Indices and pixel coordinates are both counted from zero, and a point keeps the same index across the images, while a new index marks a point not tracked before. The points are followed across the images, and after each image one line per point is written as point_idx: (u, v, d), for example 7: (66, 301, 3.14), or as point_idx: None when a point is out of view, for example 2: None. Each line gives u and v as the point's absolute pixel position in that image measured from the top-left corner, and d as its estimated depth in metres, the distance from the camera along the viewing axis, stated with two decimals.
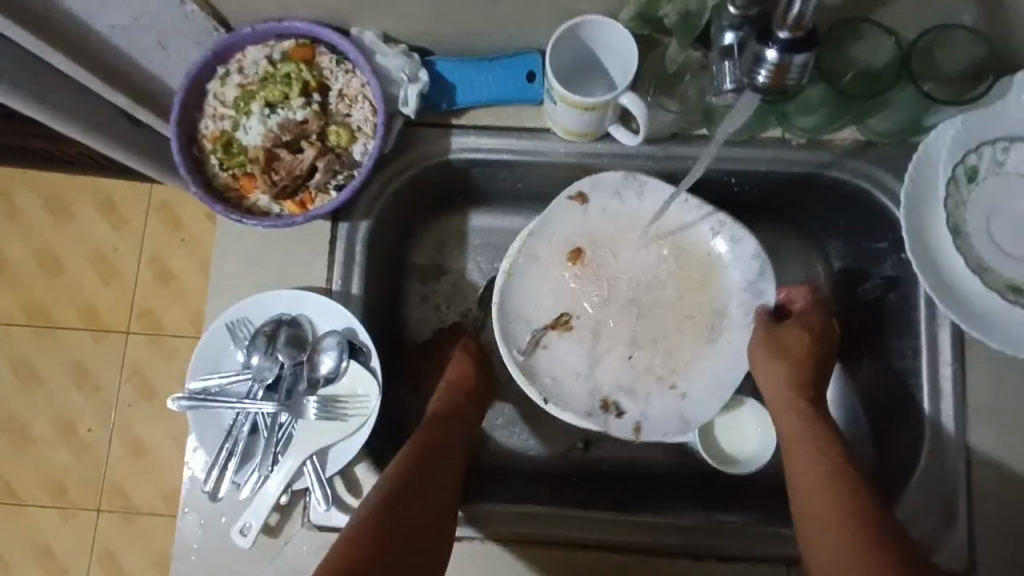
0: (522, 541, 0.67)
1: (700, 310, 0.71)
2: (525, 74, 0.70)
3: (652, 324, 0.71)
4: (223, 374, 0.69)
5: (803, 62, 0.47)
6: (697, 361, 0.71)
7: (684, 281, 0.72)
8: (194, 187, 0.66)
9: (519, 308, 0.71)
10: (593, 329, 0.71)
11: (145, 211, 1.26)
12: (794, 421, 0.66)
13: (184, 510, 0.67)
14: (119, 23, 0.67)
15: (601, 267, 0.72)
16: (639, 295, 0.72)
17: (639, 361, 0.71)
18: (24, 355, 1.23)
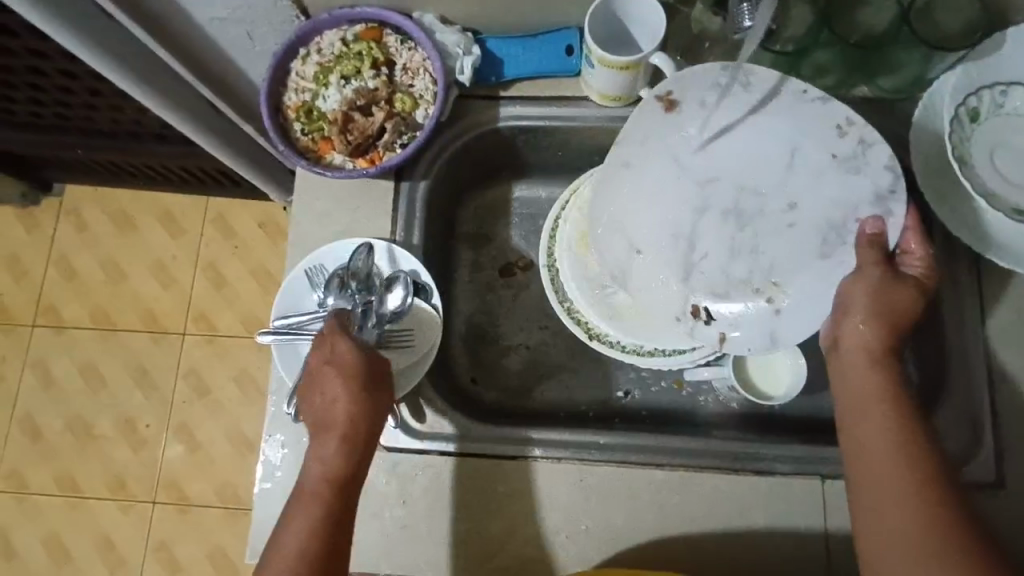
0: (539, 459, 0.74)
1: (811, 219, 0.67)
2: (564, 48, 0.80)
3: (755, 231, 0.67)
4: (301, 313, 0.78)
5: None
6: (801, 270, 0.66)
7: (800, 185, 0.67)
8: (281, 147, 0.76)
9: (612, 219, 0.70)
10: (687, 239, 0.68)
11: (203, 221, 1.46)
12: (867, 386, 0.62)
13: (272, 434, 0.75)
14: (220, 15, 0.79)
15: (706, 168, 0.69)
16: (743, 201, 0.68)
17: (737, 268, 0.67)
18: (91, 358, 1.41)
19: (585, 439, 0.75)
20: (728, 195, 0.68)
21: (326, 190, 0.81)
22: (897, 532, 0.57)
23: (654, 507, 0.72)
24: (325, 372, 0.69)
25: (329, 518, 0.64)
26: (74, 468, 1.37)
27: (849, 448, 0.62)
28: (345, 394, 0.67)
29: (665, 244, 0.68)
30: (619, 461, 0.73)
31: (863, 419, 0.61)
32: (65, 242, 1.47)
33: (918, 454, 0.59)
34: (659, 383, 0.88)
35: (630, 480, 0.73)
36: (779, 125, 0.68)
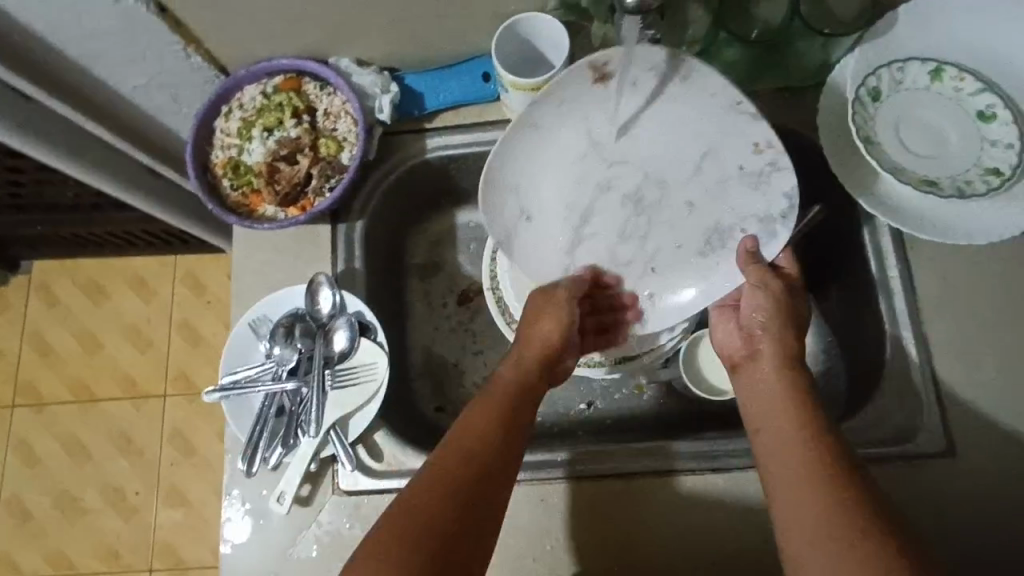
0: (684, 472, 0.72)
1: (704, 223, 0.74)
2: (481, 74, 0.81)
3: (648, 219, 0.75)
4: (249, 366, 0.78)
5: None
6: (679, 266, 0.75)
7: (700, 185, 0.74)
8: (211, 205, 0.77)
9: (525, 180, 0.75)
10: (581, 213, 0.76)
11: (172, 280, 1.46)
12: (775, 400, 0.65)
13: (230, 492, 0.75)
14: (139, 84, 0.79)
15: (615, 150, 0.75)
16: (643, 187, 0.75)
17: (622, 252, 0.76)
18: (71, 431, 1.40)
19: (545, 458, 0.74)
20: (630, 178, 0.75)
21: (265, 241, 0.82)
22: (806, 532, 0.54)
23: (624, 516, 0.71)
24: (545, 325, 0.72)
25: (461, 479, 0.59)
26: (66, 545, 1.35)
27: (765, 461, 0.62)
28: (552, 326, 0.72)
29: (561, 214, 0.76)
30: (592, 478, 0.73)
31: (772, 429, 0.63)
32: (36, 318, 1.46)
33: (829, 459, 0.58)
34: (621, 390, 0.87)
35: (592, 493, 0.72)
36: (690, 114, 0.72)
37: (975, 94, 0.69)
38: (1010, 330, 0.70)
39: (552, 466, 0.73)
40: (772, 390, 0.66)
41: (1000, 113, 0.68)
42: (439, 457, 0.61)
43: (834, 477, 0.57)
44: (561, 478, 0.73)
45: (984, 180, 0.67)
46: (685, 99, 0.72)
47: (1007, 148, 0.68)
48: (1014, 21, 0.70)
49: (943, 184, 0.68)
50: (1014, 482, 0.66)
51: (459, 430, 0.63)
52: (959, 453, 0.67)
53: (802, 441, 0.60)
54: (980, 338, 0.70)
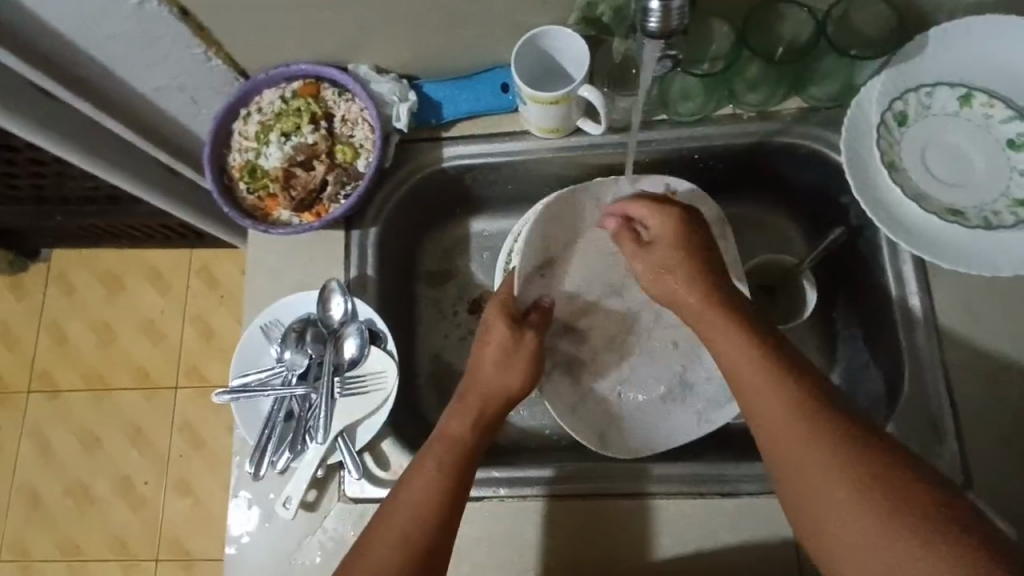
0: (655, 494, 0.71)
1: (673, 372, 0.81)
2: (499, 85, 0.81)
3: (631, 338, 0.81)
4: (260, 369, 0.78)
5: (681, 4, 0.53)
6: (640, 388, 0.81)
7: (684, 332, 0.81)
8: (227, 208, 0.77)
9: (558, 240, 0.78)
10: (582, 305, 0.80)
11: (186, 274, 1.47)
12: (757, 380, 0.61)
13: (237, 494, 0.75)
14: (159, 85, 0.80)
15: (640, 269, 0.80)
16: (639, 310, 0.81)
17: (597, 362, 0.81)
18: (84, 420, 1.41)
19: (556, 472, 0.73)
20: (638, 296, 0.81)
21: (279, 245, 0.82)
22: (840, 529, 0.54)
23: (630, 536, 0.71)
24: (486, 354, 0.72)
25: (438, 499, 0.63)
26: (77, 533, 1.36)
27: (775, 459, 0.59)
28: (497, 341, 0.72)
29: (563, 287, 0.80)
30: (597, 492, 0.72)
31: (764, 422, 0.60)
32: (54, 307, 1.48)
33: (833, 437, 0.57)
34: None
35: (598, 510, 0.72)
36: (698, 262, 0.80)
37: (1006, 121, 0.69)
38: None
39: (519, 482, 0.73)
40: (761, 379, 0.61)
41: None
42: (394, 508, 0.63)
43: (850, 461, 0.56)
44: (538, 495, 0.72)
45: (1011, 212, 0.67)
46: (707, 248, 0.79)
47: None
48: None
49: (969, 215, 0.67)
50: None
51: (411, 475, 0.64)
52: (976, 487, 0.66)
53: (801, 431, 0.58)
54: (1001, 370, 0.68)
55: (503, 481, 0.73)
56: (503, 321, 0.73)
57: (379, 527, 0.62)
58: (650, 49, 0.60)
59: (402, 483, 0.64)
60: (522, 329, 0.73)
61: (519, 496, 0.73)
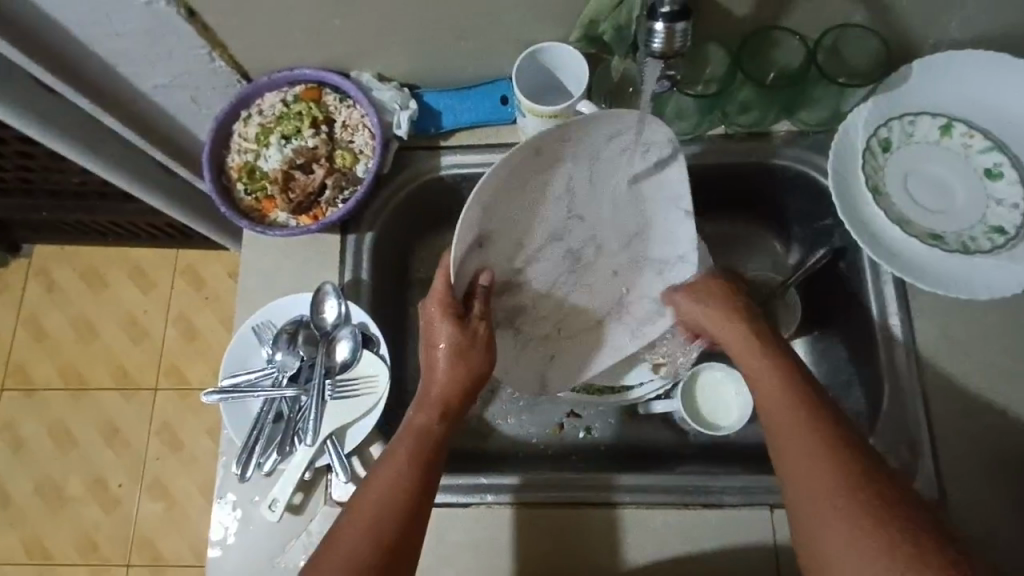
0: (624, 504, 0.72)
1: (619, 292, 0.78)
2: (499, 97, 0.83)
3: (576, 274, 0.76)
4: (250, 370, 0.78)
5: (685, 28, 0.55)
6: (580, 331, 0.79)
7: (621, 259, 0.77)
8: (224, 207, 0.78)
9: (503, 203, 0.68)
10: (524, 257, 0.73)
11: (172, 273, 1.45)
12: (750, 347, 0.69)
13: (222, 495, 0.75)
14: (160, 83, 0.80)
15: (581, 206, 0.72)
16: (581, 249, 0.75)
17: (540, 308, 0.77)
18: (60, 417, 1.39)
19: (522, 480, 0.74)
20: (583, 235, 0.74)
21: (274, 247, 0.83)
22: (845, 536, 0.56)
23: (613, 545, 0.71)
24: (437, 358, 0.68)
25: (405, 500, 0.61)
26: (46, 534, 1.33)
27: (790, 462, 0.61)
28: (448, 340, 0.67)
29: (509, 251, 0.72)
30: (583, 500, 0.73)
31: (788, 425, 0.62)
32: (35, 303, 1.45)
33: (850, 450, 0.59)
34: (617, 415, 0.87)
35: (575, 518, 0.72)
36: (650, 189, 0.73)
37: (983, 151, 0.72)
38: (1009, 383, 0.70)
39: (507, 490, 0.73)
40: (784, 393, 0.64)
41: (1007, 172, 0.71)
42: (357, 501, 0.62)
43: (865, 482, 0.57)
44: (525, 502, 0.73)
45: (989, 238, 0.69)
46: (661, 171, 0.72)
47: (1012, 207, 0.70)
48: None
49: (948, 239, 0.70)
50: (1006, 536, 0.66)
51: (376, 475, 0.63)
52: (951, 504, 0.67)
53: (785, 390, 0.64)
54: (977, 391, 0.70)
55: (490, 488, 0.73)
56: (442, 322, 0.67)
57: (347, 527, 0.60)
58: (652, 68, 0.62)
59: (371, 478, 0.63)
60: (473, 324, 0.69)
61: (507, 503, 0.73)
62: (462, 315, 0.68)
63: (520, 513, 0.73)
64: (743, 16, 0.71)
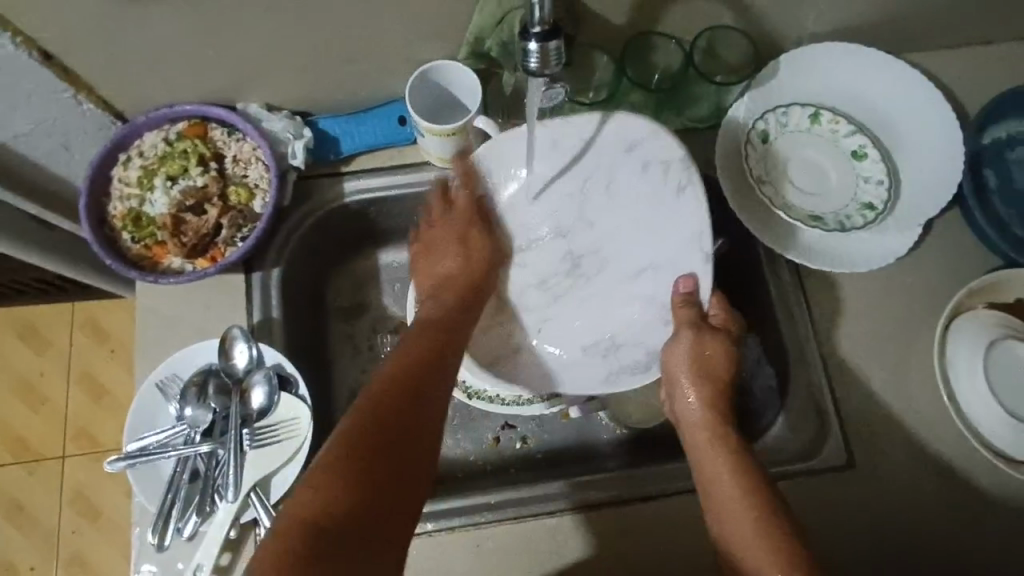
0: (572, 510, 0.73)
1: (612, 330, 0.73)
2: (396, 118, 0.81)
3: (573, 284, 0.74)
4: (159, 429, 0.73)
5: (557, 46, 0.56)
6: (564, 340, 0.74)
7: (627, 286, 0.73)
8: (108, 259, 0.73)
9: (493, 192, 0.73)
10: (524, 242, 0.74)
11: (70, 329, 1.31)
12: (698, 435, 0.68)
13: (139, 569, 0.69)
14: (21, 130, 0.73)
15: (592, 212, 0.73)
16: (574, 252, 0.74)
17: (529, 301, 0.75)
18: None
19: (531, 493, 0.74)
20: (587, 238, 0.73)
21: (173, 294, 0.78)
22: None
23: (558, 553, 0.71)
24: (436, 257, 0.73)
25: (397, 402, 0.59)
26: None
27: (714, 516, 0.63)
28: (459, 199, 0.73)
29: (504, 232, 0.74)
30: (525, 514, 0.73)
31: (712, 479, 0.64)
32: None
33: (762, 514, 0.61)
34: (549, 422, 0.88)
35: (508, 535, 0.72)
36: (645, 205, 0.72)
37: (848, 135, 0.78)
38: (897, 341, 0.76)
39: (445, 515, 0.72)
40: (710, 451, 0.66)
41: (870, 152, 0.77)
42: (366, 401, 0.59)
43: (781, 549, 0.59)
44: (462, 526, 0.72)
45: (862, 215, 0.75)
46: (597, 138, 0.71)
47: (878, 184, 0.76)
48: (869, 69, 0.79)
49: (827, 220, 0.76)
50: (914, 486, 0.71)
51: (394, 356, 0.64)
52: (859, 464, 0.72)
53: (736, 485, 0.63)
54: (872, 355, 0.75)
55: (427, 516, 0.72)
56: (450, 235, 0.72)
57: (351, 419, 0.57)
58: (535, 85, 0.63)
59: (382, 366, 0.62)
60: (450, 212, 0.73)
61: (447, 528, 0.72)
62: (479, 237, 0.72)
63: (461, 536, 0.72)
64: (621, 25, 0.74)
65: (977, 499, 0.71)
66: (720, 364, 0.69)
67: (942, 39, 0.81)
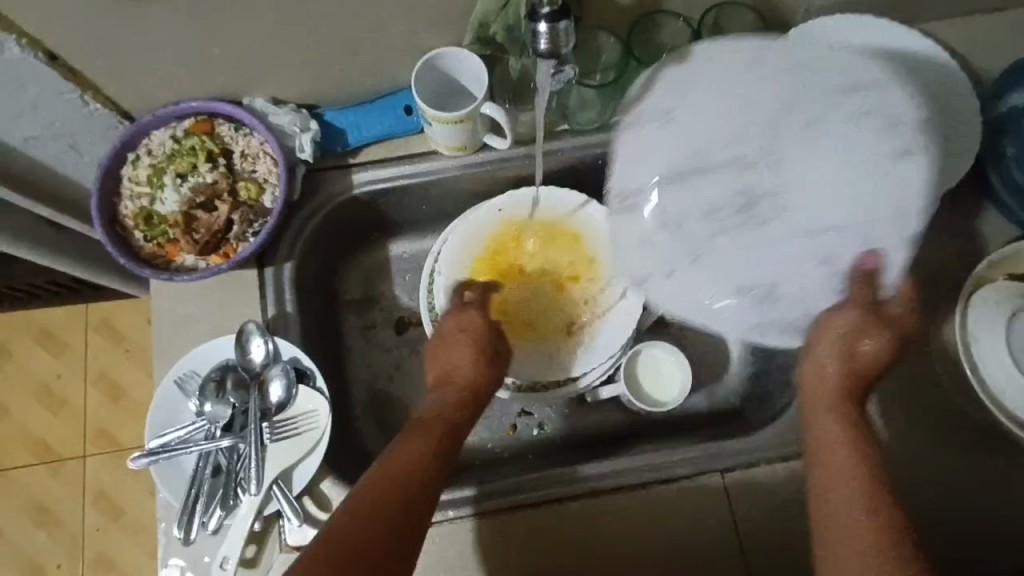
0: (593, 493, 0.73)
1: (814, 264, 0.72)
2: (403, 107, 0.81)
3: (754, 223, 0.73)
4: (179, 426, 0.74)
5: (566, 26, 0.56)
6: (736, 273, 0.74)
7: (812, 245, 0.71)
8: (122, 258, 0.73)
9: (743, 101, 0.72)
10: (703, 167, 0.73)
11: (86, 331, 1.33)
12: (834, 428, 0.66)
13: (167, 563, 0.70)
14: (31, 134, 0.73)
15: (789, 157, 0.72)
16: (752, 188, 0.73)
17: (705, 231, 0.74)
18: None
19: (553, 478, 0.74)
20: (769, 179, 0.72)
21: (187, 292, 0.78)
22: None
23: (581, 536, 0.72)
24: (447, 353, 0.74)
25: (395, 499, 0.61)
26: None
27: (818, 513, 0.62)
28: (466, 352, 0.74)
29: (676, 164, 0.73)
30: (547, 499, 0.73)
31: (846, 468, 0.63)
32: None
33: (876, 504, 0.60)
34: (565, 407, 0.88)
35: (530, 520, 0.72)
36: (852, 164, 0.70)
37: None
38: None
39: (466, 502, 0.73)
40: (835, 433, 0.66)
41: None
42: (366, 493, 0.61)
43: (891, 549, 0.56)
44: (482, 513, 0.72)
45: None
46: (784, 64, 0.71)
47: None
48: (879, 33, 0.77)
49: None
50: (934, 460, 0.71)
51: (399, 445, 0.66)
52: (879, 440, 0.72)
53: (854, 464, 0.63)
54: None
55: (448, 503, 0.73)
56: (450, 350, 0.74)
57: (352, 507, 0.59)
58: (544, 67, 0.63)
59: (384, 455, 0.65)
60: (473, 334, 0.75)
61: (469, 514, 0.73)
62: (491, 350, 0.75)
63: (484, 523, 0.72)
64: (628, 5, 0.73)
65: (996, 471, 0.71)
66: (869, 359, 0.69)
67: (953, 8, 0.80)
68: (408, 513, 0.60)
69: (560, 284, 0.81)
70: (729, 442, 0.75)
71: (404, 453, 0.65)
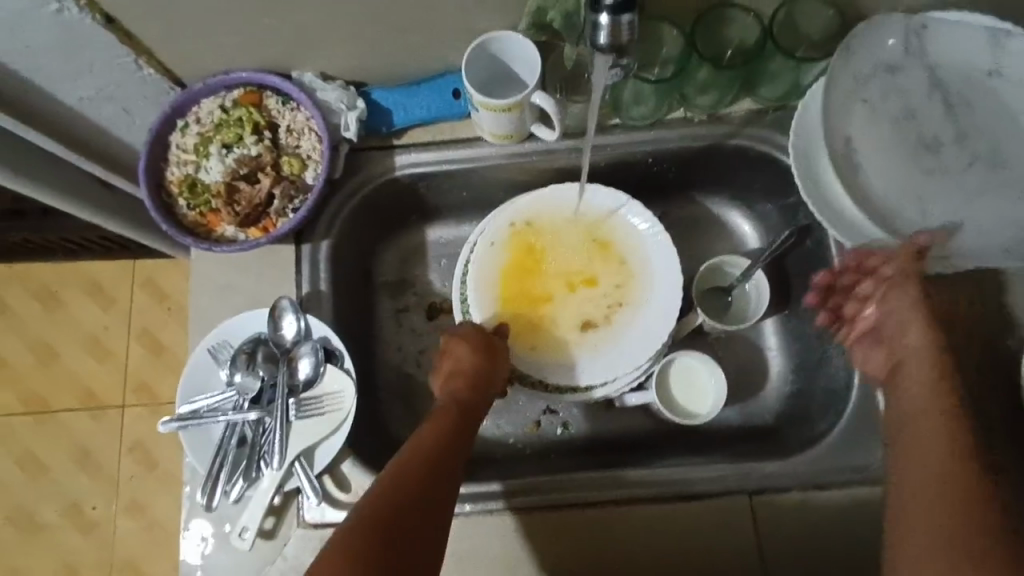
0: (616, 500, 0.71)
1: (902, 192, 0.74)
2: (451, 91, 0.79)
3: (909, 140, 0.74)
4: (209, 394, 0.75)
5: (630, 20, 0.53)
6: (873, 143, 0.74)
7: (918, 190, 0.74)
8: (165, 224, 0.74)
9: None
10: (950, 95, 0.73)
11: (132, 287, 1.37)
12: (914, 391, 0.66)
13: (188, 525, 0.71)
14: (86, 94, 0.74)
15: (989, 155, 0.73)
16: (941, 140, 0.74)
17: (895, 105, 0.74)
18: (24, 444, 1.31)
19: (577, 480, 0.72)
20: (956, 158, 0.74)
21: (226, 262, 0.79)
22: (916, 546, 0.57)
23: (599, 542, 0.70)
24: (450, 354, 0.74)
25: (416, 481, 0.62)
26: (20, 564, 1.27)
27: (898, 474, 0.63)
28: (466, 353, 0.73)
29: (920, 53, 0.72)
30: (570, 500, 0.71)
31: (926, 429, 0.63)
32: None
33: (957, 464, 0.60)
34: (592, 409, 0.86)
35: (550, 522, 0.71)
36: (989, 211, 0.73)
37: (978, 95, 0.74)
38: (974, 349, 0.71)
39: (486, 498, 0.72)
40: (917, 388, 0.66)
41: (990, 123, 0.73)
42: (388, 478, 0.62)
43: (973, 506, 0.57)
44: (500, 510, 0.71)
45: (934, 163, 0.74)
46: None
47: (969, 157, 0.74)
48: None
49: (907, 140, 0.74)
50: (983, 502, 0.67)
51: (418, 435, 0.67)
52: None
53: (933, 433, 0.63)
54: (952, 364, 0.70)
55: (465, 497, 0.72)
56: (452, 351, 0.74)
57: (376, 492, 0.61)
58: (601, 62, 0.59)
59: (407, 441, 0.66)
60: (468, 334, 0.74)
61: (488, 510, 0.72)
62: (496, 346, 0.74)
63: (503, 519, 0.71)
64: None
65: None
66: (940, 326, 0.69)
67: None
68: (430, 496, 0.62)
69: (577, 279, 0.79)
70: (759, 463, 0.72)
71: (425, 439, 0.66)
